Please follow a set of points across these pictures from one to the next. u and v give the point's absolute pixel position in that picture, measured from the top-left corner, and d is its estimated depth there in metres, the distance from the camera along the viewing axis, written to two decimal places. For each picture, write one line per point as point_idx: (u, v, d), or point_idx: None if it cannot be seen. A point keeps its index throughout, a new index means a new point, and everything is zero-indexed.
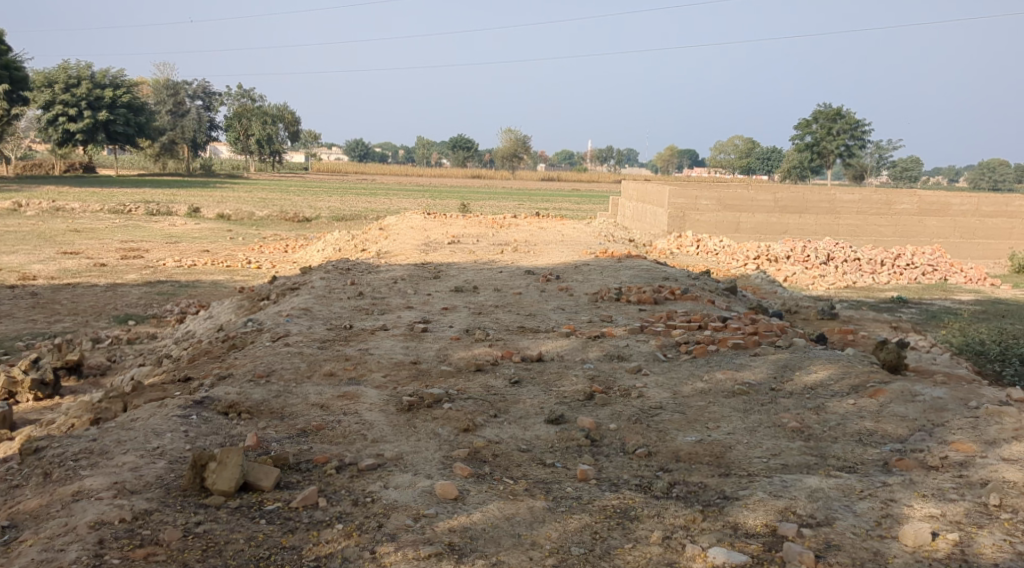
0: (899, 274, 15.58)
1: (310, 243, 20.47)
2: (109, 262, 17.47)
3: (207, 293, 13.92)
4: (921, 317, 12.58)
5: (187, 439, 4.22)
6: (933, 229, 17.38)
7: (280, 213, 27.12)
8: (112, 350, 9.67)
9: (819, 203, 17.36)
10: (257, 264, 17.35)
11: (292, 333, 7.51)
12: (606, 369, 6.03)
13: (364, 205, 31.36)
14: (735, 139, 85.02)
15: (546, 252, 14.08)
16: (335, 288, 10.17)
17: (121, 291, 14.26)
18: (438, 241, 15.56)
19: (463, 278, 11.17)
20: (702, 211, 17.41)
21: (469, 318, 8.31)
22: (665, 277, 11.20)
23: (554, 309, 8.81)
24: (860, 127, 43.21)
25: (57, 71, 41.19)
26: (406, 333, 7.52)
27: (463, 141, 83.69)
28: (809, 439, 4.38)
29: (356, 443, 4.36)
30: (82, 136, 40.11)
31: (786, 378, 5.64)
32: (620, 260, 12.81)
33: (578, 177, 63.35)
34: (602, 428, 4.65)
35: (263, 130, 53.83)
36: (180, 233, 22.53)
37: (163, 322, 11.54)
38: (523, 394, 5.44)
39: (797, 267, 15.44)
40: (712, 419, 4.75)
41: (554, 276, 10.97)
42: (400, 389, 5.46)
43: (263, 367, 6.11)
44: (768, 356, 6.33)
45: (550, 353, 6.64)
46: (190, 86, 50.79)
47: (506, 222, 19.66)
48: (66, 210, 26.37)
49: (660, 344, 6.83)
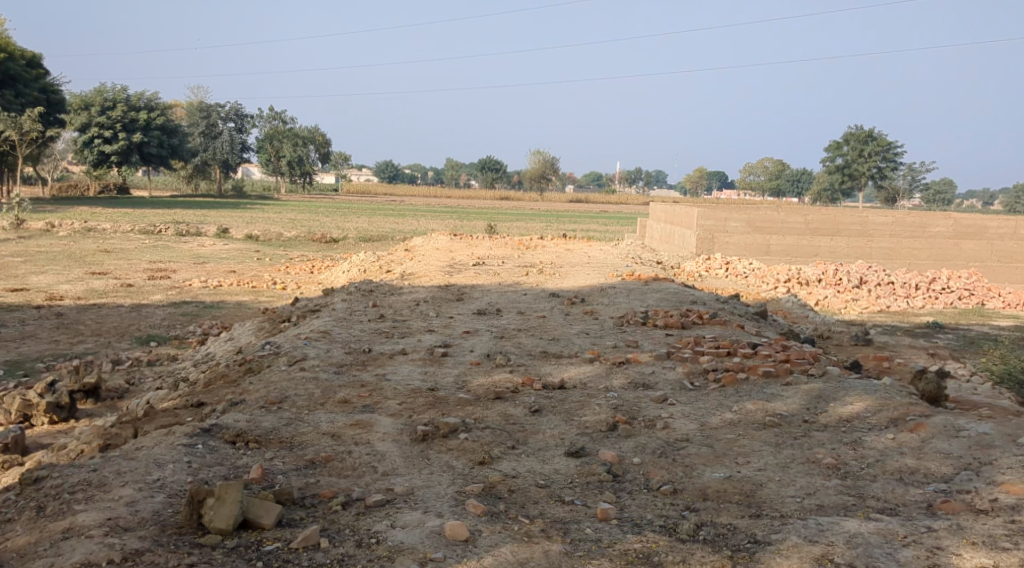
0: (934, 298, 15.16)
1: (336, 264, 20.43)
2: (136, 283, 17.53)
3: (231, 315, 13.86)
4: (958, 343, 12.18)
5: (190, 470, 4.06)
6: (969, 253, 16.94)
7: (307, 233, 27.20)
8: (131, 372, 9.58)
9: (851, 225, 16.98)
10: (282, 285, 17.32)
11: (309, 357, 7.34)
12: (630, 398, 5.79)
13: (391, 226, 31.40)
14: (765, 161, 84.48)
15: (572, 274, 13.88)
16: (356, 310, 10.02)
17: (146, 311, 14.25)
18: (463, 262, 15.43)
19: (486, 300, 10.99)
20: (732, 233, 17.10)
21: (491, 342, 8.11)
22: (693, 301, 10.93)
23: (577, 334, 8.57)
24: (892, 149, 42.64)
25: (94, 94, 41.87)
26: (425, 357, 7.32)
27: (491, 163, 84.14)
28: (846, 477, 4.11)
29: (366, 476, 4.17)
30: (116, 157, 40.72)
31: (820, 410, 5.36)
32: (647, 282, 12.56)
33: (607, 198, 63.21)
34: (625, 462, 4.41)
35: (294, 152, 54.38)
36: (208, 254, 22.64)
37: (185, 343, 11.46)
38: (543, 424, 5.21)
39: (829, 290, 15.07)
40: (741, 454, 4.50)
41: (580, 299, 10.74)
42: (415, 418, 5.26)
43: (276, 393, 5.94)
44: (800, 385, 6.06)
45: (573, 379, 6.41)
46: (223, 108, 51.45)
47: (532, 243, 19.49)
48: (96, 231, 26.62)
49: (687, 371, 6.57)
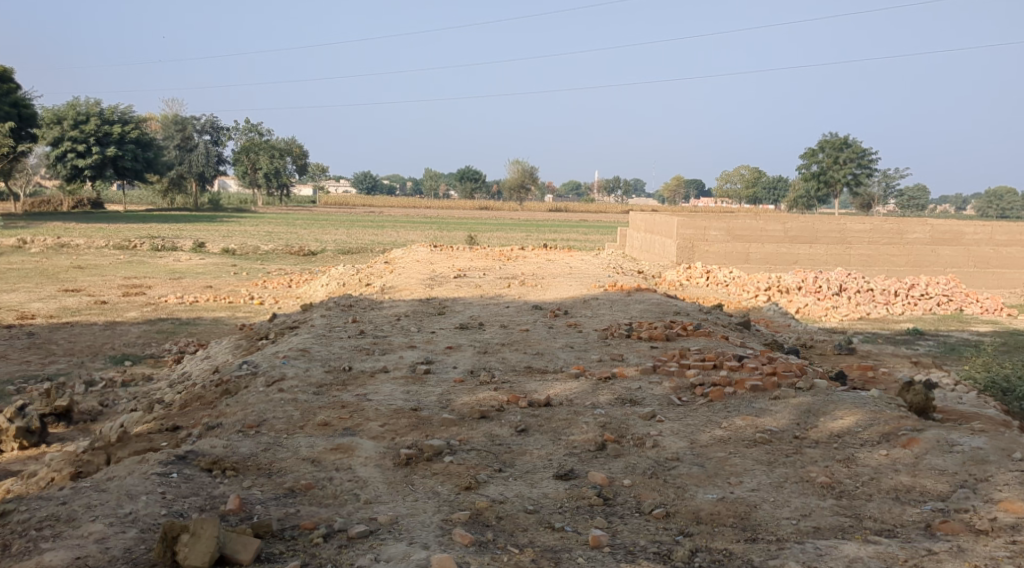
0: (914, 305, 15.21)
1: (314, 278, 20.21)
2: (110, 300, 17.23)
3: (208, 332, 13.62)
4: (939, 350, 12.19)
5: (163, 502, 3.89)
6: (946, 259, 17.02)
7: (285, 247, 26.93)
8: (104, 394, 9.34)
9: (830, 233, 17.02)
10: (260, 300, 17.09)
11: (287, 376, 7.17)
12: (617, 415, 5.67)
13: (370, 238, 31.18)
14: (742, 169, 85.00)
15: (554, 285, 13.79)
16: (335, 326, 9.84)
17: (120, 329, 13.98)
18: (443, 275, 15.29)
19: (468, 314, 10.85)
20: (712, 242, 17.10)
21: (474, 358, 7.97)
22: (676, 311, 10.86)
23: (561, 348, 8.45)
24: (868, 156, 42.98)
25: (66, 107, 41.34)
26: (407, 375, 7.17)
27: (470, 173, 84.09)
28: (842, 497, 4.02)
29: (348, 505, 4.02)
30: (90, 171, 40.22)
31: (811, 426, 5.27)
32: (629, 293, 12.49)
33: (586, 207, 63.32)
34: (615, 484, 4.29)
35: (270, 164, 54.02)
36: (184, 269, 22.34)
37: (160, 362, 11.22)
38: (530, 445, 5.09)
39: (810, 298, 15.07)
40: (734, 473, 4.39)
41: (562, 311, 10.63)
42: (398, 440, 5.11)
43: (254, 417, 5.77)
44: (789, 399, 5.97)
45: (558, 396, 6.28)
46: (198, 120, 51.02)
47: (513, 254, 19.38)
48: (70, 246, 26.20)
49: (674, 386, 6.46)
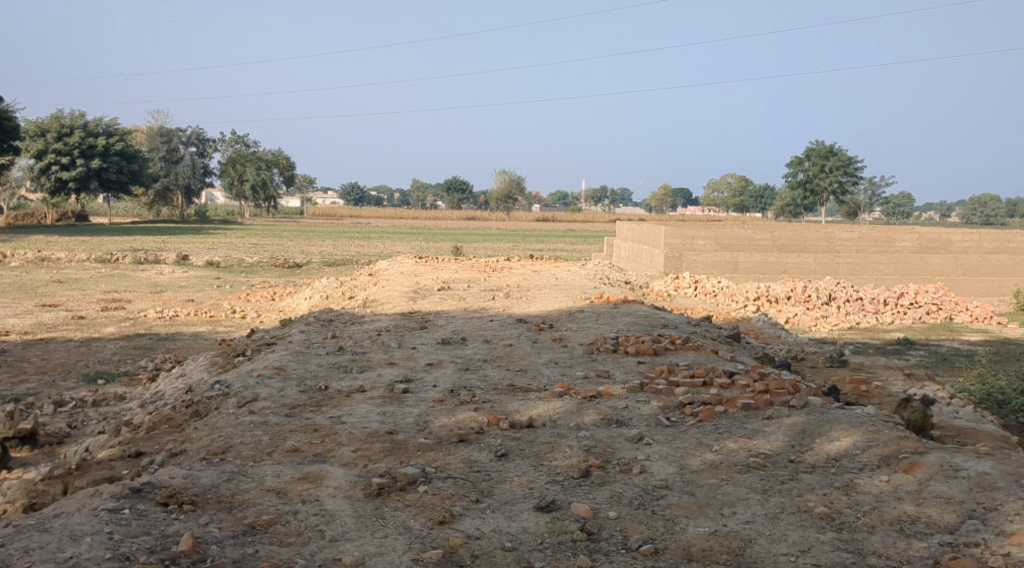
0: (903, 313, 15.02)
1: (298, 290, 19.87)
2: (88, 315, 16.86)
3: (186, 347, 13.28)
4: (931, 360, 12.00)
5: (110, 544, 3.59)
6: (934, 267, 16.85)
7: (269, 259, 26.57)
8: (73, 414, 9.00)
9: (818, 242, 16.84)
10: (241, 314, 16.75)
11: (260, 397, 6.85)
12: (603, 437, 5.39)
13: (357, 249, 30.86)
14: (729, 178, 85.13)
15: (540, 297, 13.54)
16: (314, 342, 9.55)
17: (96, 345, 13.62)
18: (428, 287, 15.00)
19: (451, 328, 10.58)
20: (699, 252, 16.90)
21: (455, 375, 7.68)
22: (665, 324, 10.61)
23: (545, 364, 8.17)
24: (854, 164, 42.94)
25: (50, 120, 40.96)
26: (385, 395, 6.87)
27: (457, 183, 84.06)
28: (842, 529, 3.77)
29: (313, 544, 3.74)
30: (74, 184, 39.79)
31: (806, 449, 5.02)
32: (617, 305, 12.23)
33: (573, 216, 63.23)
34: (600, 516, 4.03)
35: (257, 175, 53.72)
36: (166, 283, 21.96)
37: (134, 380, 10.88)
38: (510, 471, 4.81)
39: (799, 308, 14.87)
40: (726, 503, 4.13)
41: (548, 325, 10.36)
42: (371, 468, 4.82)
43: (220, 442, 5.46)
44: (782, 419, 5.71)
45: (542, 416, 6.01)
46: (183, 132, 50.63)
47: (499, 265, 19.11)
48: (50, 260, 25.77)
49: (662, 405, 6.20)
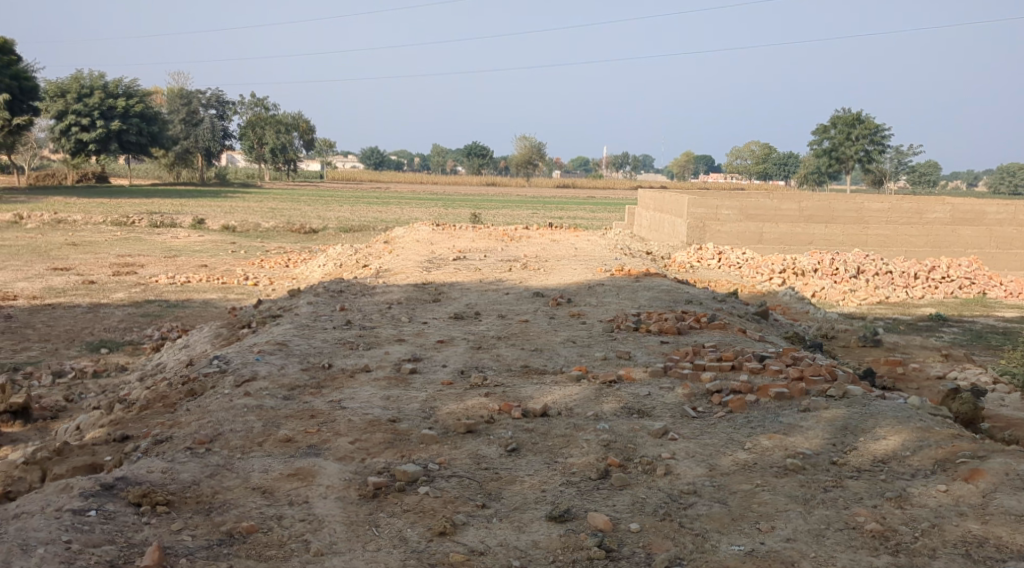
0: (935, 288, 14.41)
1: (313, 257, 19.48)
2: (99, 279, 16.54)
3: (195, 315, 12.94)
4: (965, 338, 11.43)
5: (66, 557, 3.23)
6: (967, 239, 16.16)
7: (285, 224, 26.18)
8: (72, 386, 8.68)
9: (846, 212, 16.18)
10: (254, 281, 16.39)
11: (258, 376, 6.44)
12: (623, 431, 4.94)
13: (374, 215, 30.43)
14: (752, 145, 83.71)
15: (558, 268, 13.06)
16: (321, 315, 9.11)
17: (104, 311, 13.31)
18: (443, 256, 14.53)
19: (464, 301, 10.11)
20: (723, 221, 16.29)
21: (466, 354, 7.24)
22: (689, 300, 10.10)
23: (563, 343, 7.70)
24: (881, 132, 41.84)
25: (69, 81, 40.59)
26: (391, 376, 6.44)
27: (477, 148, 83.26)
28: (899, 554, 3.36)
29: (296, 558, 3.37)
30: (94, 145, 39.53)
31: (849, 448, 4.56)
32: (638, 278, 11.72)
33: (594, 183, 62.44)
34: (619, 528, 3.61)
35: (276, 139, 53.29)
36: (181, 247, 21.65)
37: (139, 350, 10.54)
38: (521, 469, 4.38)
39: (827, 281, 14.29)
40: (763, 516, 3.69)
41: (565, 299, 9.87)
42: (369, 463, 4.41)
43: (208, 429, 5.05)
44: (820, 411, 5.24)
45: (557, 405, 5.56)
46: (203, 94, 50.30)
47: (517, 234, 18.62)
48: (66, 222, 25.55)
49: (687, 393, 5.73)
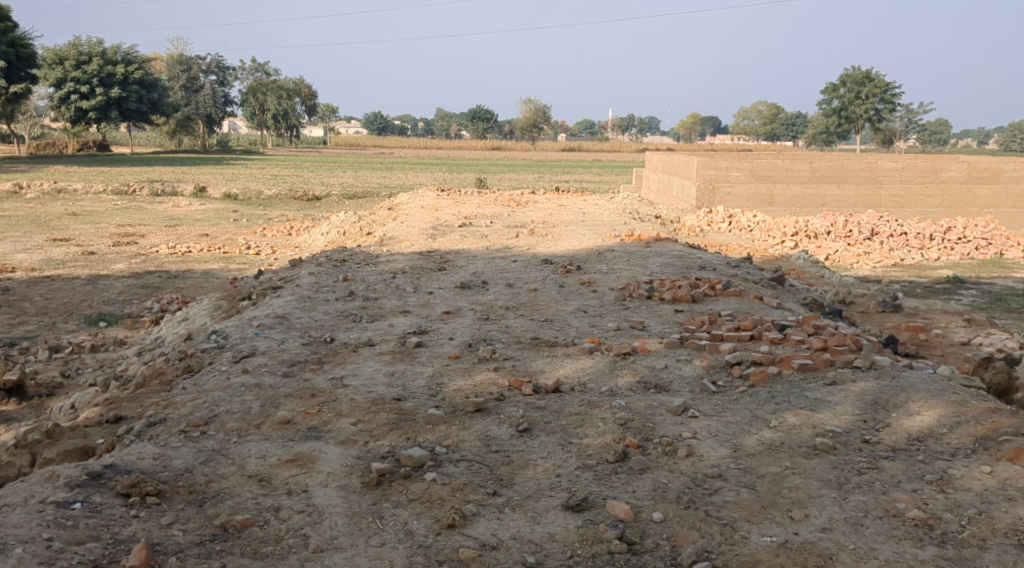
0: (950, 249, 14.05)
1: (316, 225, 19.17)
2: (99, 250, 16.28)
3: (196, 286, 12.70)
4: (985, 301, 11.12)
5: (45, 557, 2.99)
6: (983, 199, 15.74)
7: (288, 191, 25.83)
8: (70, 361, 8.46)
9: (859, 172, 15.77)
10: (256, 250, 16.12)
11: (257, 352, 6.19)
12: (641, 408, 4.67)
13: (378, 181, 30.04)
14: (760, 105, 82.57)
15: (566, 234, 12.75)
16: (323, 286, 8.84)
17: (103, 283, 13.06)
18: (448, 223, 14.23)
19: (470, 270, 9.83)
20: (734, 184, 15.92)
21: (473, 325, 6.97)
22: (702, 266, 9.81)
23: (573, 313, 7.43)
24: (891, 90, 41.04)
25: (68, 48, 40.01)
26: (395, 350, 6.18)
27: (481, 112, 82.34)
28: (945, 545, 3.11)
29: (296, 556, 3.13)
30: (94, 113, 39.04)
31: (882, 425, 4.29)
32: (649, 244, 11.40)
33: (600, 146, 61.75)
34: (641, 518, 3.36)
35: (278, 105, 52.67)
36: (183, 216, 21.37)
37: (138, 324, 10.30)
38: (534, 452, 4.13)
39: (840, 244, 13.95)
40: (795, 503, 3.44)
41: (575, 266, 9.58)
42: (372, 446, 4.17)
43: (204, 410, 4.80)
44: (848, 385, 4.96)
45: (569, 380, 5.30)
46: (203, 60, 49.62)
47: (524, 199, 18.26)
48: (66, 192, 25.25)
49: (705, 366, 5.46)
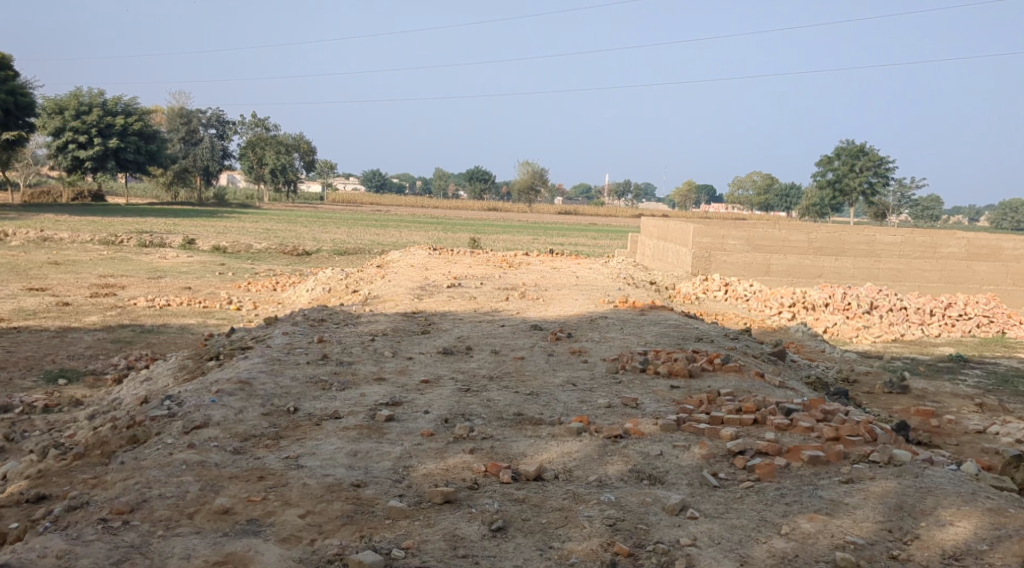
0: (951, 326, 13.59)
1: (303, 281, 18.66)
2: (74, 301, 15.70)
3: (168, 342, 12.12)
4: (991, 382, 10.59)
5: None
6: (984, 275, 15.31)
7: (278, 245, 25.38)
8: (17, 422, 7.83)
9: (857, 244, 15.39)
10: (238, 305, 15.56)
11: (210, 423, 5.59)
12: (632, 504, 4.10)
13: (371, 238, 29.68)
14: (754, 175, 83.12)
15: (558, 298, 12.26)
16: (296, 348, 8.28)
17: (72, 337, 12.45)
18: (436, 283, 13.76)
19: (455, 334, 9.30)
20: (730, 252, 15.54)
21: (451, 397, 6.39)
22: (698, 337, 9.29)
23: (561, 387, 6.86)
24: (885, 164, 41.18)
25: (68, 98, 40.05)
26: (363, 424, 5.59)
27: (479, 174, 82.82)
28: None
29: None
30: (91, 163, 38.84)
31: (911, 538, 3.73)
32: (643, 312, 10.90)
33: (595, 211, 61.71)
34: None
35: (277, 160, 52.68)
36: (168, 268, 20.85)
37: (100, 382, 9.68)
38: (508, 560, 3.56)
39: (838, 316, 13.47)
40: None
41: (565, 333, 9.05)
42: (322, 548, 3.60)
43: (133, 493, 4.20)
44: (867, 484, 4.39)
45: (554, 467, 4.71)
46: (203, 114, 49.76)
47: (516, 260, 17.84)
48: (52, 240, 24.76)
49: (706, 455, 4.89)
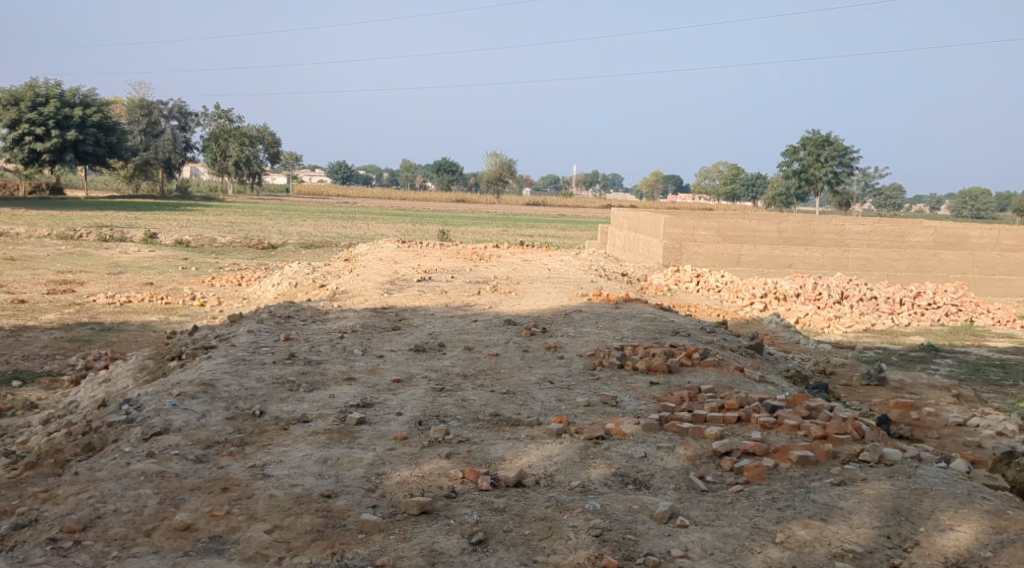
0: (920, 315, 13.60)
1: (268, 275, 18.23)
2: (30, 299, 15.16)
3: (128, 341, 11.70)
4: (963, 372, 10.57)
5: None
6: (950, 264, 15.35)
7: (243, 239, 24.83)
8: None
9: (826, 235, 15.37)
10: (201, 301, 15.12)
11: (171, 429, 5.29)
12: (620, 512, 3.90)
13: (338, 231, 29.20)
14: (720, 166, 83.52)
15: (531, 292, 12.04)
16: (261, 347, 7.97)
17: (26, 336, 11.96)
18: (406, 277, 13.46)
19: (426, 330, 9.05)
20: (700, 243, 15.37)
21: (424, 398, 6.14)
22: (674, 330, 9.12)
23: (538, 385, 6.64)
24: (850, 153, 41.45)
25: (24, 89, 38.96)
26: (333, 428, 5.33)
27: (446, 165, 82.27)
28: None
29: None
30: (48, 155, 37.78)
31: (912, 546, 3.58)
32: (617, 305, 10.72)
33: (563, 202, 61.54)
34: None
35: (241, 151, 51.76)
36: (128, 263, 20.27)
37: (56, 384, 9.27)
38: None
39: (809, 307, 13.40)
40: None
41: (538, 328, 8.83)
42: None
43: (86, 508, 3.92)
44: (859, 486, 4.24)
45: (534, 472, 4.50)
46: (164, 105, 48.73)
47: (486, 253, 17.56)
48: (8, 236, 24.00)
49: (691, 456, 4.71)
